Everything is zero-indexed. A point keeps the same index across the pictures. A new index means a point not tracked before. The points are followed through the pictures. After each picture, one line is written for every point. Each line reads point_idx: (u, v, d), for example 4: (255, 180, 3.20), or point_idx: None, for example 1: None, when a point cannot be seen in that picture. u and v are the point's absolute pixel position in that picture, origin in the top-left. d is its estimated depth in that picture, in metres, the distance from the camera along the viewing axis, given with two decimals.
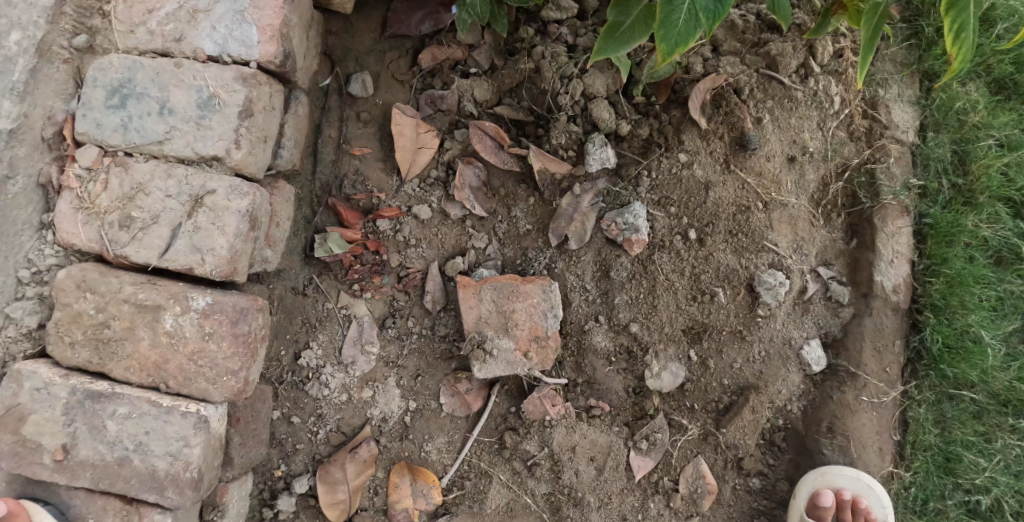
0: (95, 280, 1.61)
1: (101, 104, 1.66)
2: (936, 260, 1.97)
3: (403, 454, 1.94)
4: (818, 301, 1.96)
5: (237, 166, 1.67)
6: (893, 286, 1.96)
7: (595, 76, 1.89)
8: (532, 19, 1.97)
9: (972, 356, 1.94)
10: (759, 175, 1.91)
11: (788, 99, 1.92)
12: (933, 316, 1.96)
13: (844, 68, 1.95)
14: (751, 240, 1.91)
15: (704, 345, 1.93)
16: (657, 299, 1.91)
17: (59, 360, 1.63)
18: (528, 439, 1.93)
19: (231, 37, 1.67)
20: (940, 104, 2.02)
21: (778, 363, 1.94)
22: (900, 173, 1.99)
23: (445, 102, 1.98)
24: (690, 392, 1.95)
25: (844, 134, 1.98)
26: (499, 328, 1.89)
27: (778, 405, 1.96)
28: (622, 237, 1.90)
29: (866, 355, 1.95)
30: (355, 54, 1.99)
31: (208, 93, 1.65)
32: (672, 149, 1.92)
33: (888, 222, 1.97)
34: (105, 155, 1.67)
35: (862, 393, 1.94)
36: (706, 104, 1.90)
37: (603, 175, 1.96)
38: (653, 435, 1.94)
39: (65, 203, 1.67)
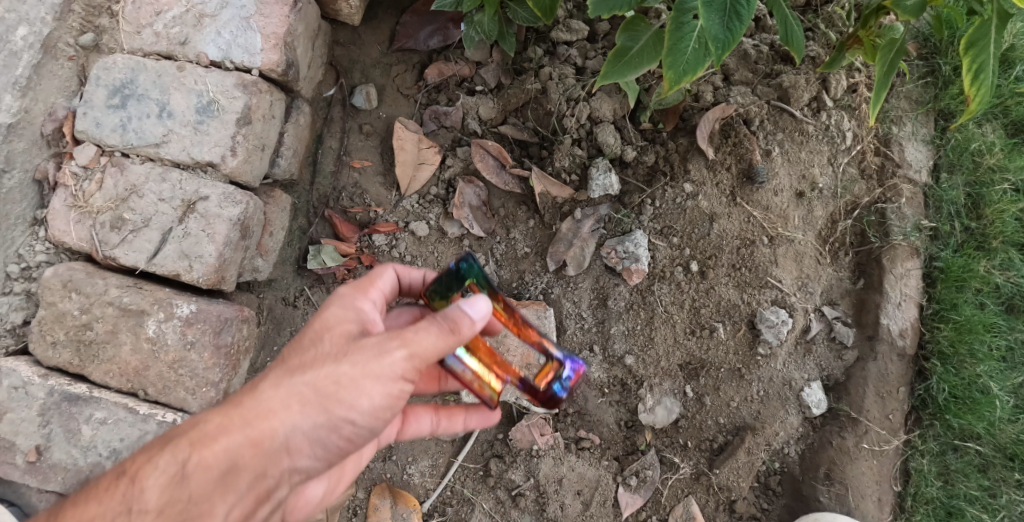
0: (81, 280, 1.59)
1: (103, 104, 1.64)
2: (945, 305, 1.90)
3: (384, 476, 1.90)
4: (820, 342, 1.91)
5: (231, 174, 1.66)
6: (900, 329, 1.89)
7: (602, 100, 1.86)
8: (541, 39, 1.94)
9: (981, 407, 1.85)
10: (766, 209, 1.86)
11: (799, 132, 1.88)
12: (940, 364, 1.89)
13: (858, 104, 1.90)
14: (754, 275, 1.86)
15: (701, 381, 1.88)
16: (654, 331, 1.86)
17: (40, 359, 1.60)
18: (513, 468, 1.88)
19: (235, 43, 1.67)
20: (955, 144, 1.96)
21: (776, 403, 1.88)
22: (912, 214, 1.92)
23: (449, 118, 1.96)
24: (684, 429, 1.88)
25: (855, 171, 1.93)
26: (489, 352, 1.85)
27: (775, 447, 1.90)
28: (621, 266, 1.86)
29: (869, 400, 1.88)
30: (361, 65, 1.98)
31: (208, 98, 1.64)
32: (677, 178, 1.87)
33: (897, 263, 1.91)
34: (103, 155, 1.66)
35: (862, 439, 1.87)
36: (714, 134, 1.86)
37: (605, 201, 1.92)
38: (642, 472, 1.87)
39: (59, 200, 1.65)
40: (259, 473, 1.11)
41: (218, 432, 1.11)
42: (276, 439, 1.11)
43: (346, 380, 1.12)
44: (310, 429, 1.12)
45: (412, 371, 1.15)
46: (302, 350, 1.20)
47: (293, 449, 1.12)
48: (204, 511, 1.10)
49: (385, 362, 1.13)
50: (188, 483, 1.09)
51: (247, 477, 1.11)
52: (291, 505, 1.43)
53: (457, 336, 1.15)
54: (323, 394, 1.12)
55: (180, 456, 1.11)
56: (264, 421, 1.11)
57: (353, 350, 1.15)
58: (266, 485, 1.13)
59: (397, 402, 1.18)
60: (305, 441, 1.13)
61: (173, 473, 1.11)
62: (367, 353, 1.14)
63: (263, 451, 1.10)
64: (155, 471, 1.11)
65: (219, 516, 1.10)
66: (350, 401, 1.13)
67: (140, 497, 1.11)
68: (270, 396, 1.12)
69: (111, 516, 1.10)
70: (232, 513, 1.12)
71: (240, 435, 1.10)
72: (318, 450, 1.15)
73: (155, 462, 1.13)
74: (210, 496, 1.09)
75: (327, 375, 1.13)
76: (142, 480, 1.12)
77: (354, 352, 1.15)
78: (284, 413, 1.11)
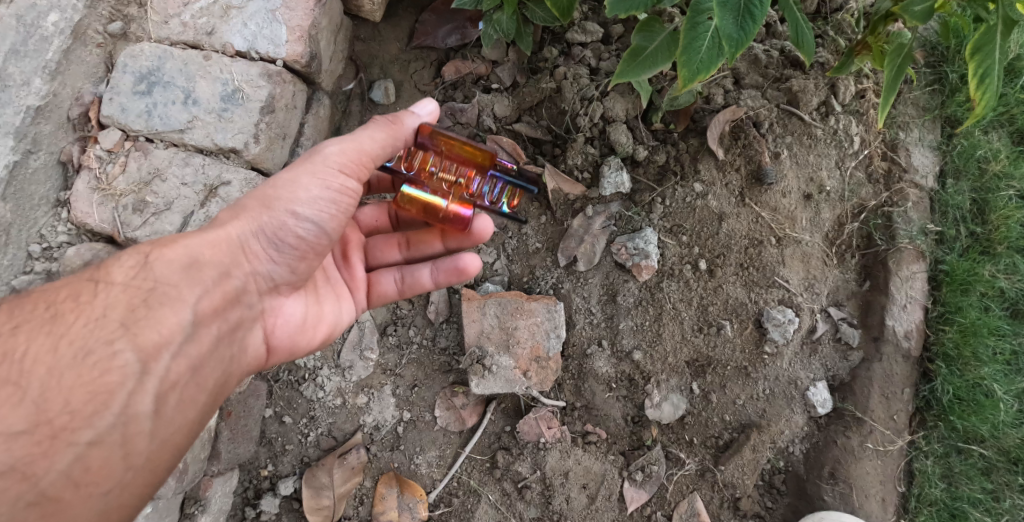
0: (104, 261, 1.63)
1: (129, 90, 1.68)
2: (951, 308, 1.93)
3: (391, 465, 1.91)
4: (826, 342, 1.94)
5: (253, 160, 1.70)
6: (905, 331, 1.93)
7: (616, 99, 1.89)
8: (557, 39, 1.98)
9: (984, 410, 1.89)
10: (774, 210, 1.90)
11: (807, 136, 1.92)
12: (945, 366, 1.92)
13: (865, 109, 1.95)
14: (762, 274, 1.89)
15: (707, 378, 1.90)
16: (662, 327, 1.89)
17: None
18: (520, 461, 1.90)
19: (261, 34, 1.72)
20: (960, 151, 2.01)
21: (782, 402, 1.91)
22: (917, 218, 1.96)
23: (465, 115, 1.99)
24: (690, 426, 1.90)
25: (862, 175, 1.97)
26: (500, 344, 1.88)
27: (780, 446, 1.92)
28: (631, 263, 1.88)
29: (874, 400, 1.90)
30: (380, 61, 2.04)
31: (233, 87, 1.69)
32: (688, 178, 1.90)
33: (902, 266, 1.94)
34: (127, 140, 1.68)
35: (867, 439, 1.89)
36: (724, 136, 1.89)
37: (616, 199, 1.95)
38: (648, 467, 1.89)
39: (82, 182, 1.68)
40: (223, 269, 1.31)
41: (179, 236, 1.31)
42: (232, 240, 1.31)
43: (284, 181, 1.31)
44: (257, 229, 1.32)
45: (349, 162, 1.33)
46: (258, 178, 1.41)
47: (250, 250, 1.34)
48: (169, 291, 1.25)
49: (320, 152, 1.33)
50: (154, 266, 1.26)
51: (212, 273, 1.30)
52: (279, 330, 1.49)
53: (396, 136, 1.39)
54: (266, 197, 1.31)
55: (144, 249, 1.28)
56: (217, 226, 1.32)
57: (291, 166, 1.36)
58: (231, 284, 1.33)
59: (341, 198, 1.33)
60: (260, 246, 1.34)
61: (137, 261, 1.26)
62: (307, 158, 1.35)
63: (223, 248, 1.30)
64: (121, 259, 1.27)
65: (187, 299, 1.26)
66: (291, 199, 1.30)
67: (106, 275, 1.26)
68: (225, 215, 1.33)
69: (83, 284, 1.25)
70: (200, 302, 1.28)
71: (199, 237, 1.30)
72: (275, 253, 1.36)
73: (126, 251, 1.30)
74: (178, 281, 1.26)
75: (268, 183, 1.34)
76: (110, 264, 1.27)
77: (295, 160, 1.35)
78: (234, 221, 1.32)
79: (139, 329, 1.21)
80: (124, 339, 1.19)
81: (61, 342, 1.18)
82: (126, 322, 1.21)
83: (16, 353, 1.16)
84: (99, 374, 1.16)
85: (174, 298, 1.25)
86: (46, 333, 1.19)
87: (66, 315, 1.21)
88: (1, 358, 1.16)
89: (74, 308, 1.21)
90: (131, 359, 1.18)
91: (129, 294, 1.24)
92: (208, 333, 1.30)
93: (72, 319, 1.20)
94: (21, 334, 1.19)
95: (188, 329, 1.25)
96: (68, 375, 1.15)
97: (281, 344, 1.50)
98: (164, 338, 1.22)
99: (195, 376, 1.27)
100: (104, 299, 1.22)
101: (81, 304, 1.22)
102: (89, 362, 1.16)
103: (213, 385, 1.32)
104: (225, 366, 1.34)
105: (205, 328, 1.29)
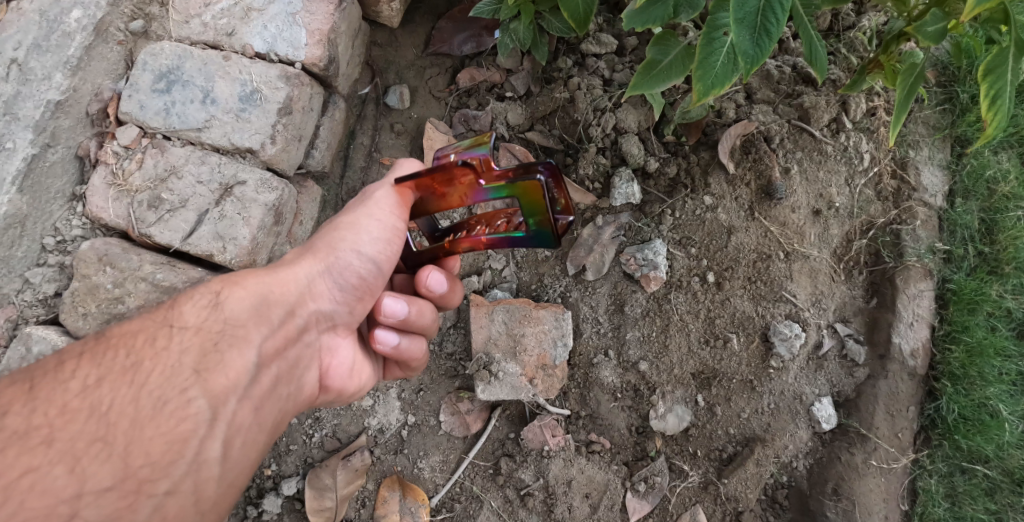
0: (116, 255, 1.64)
1: (148, 88, 1.70)
2: (957, 327, 1.94)
3: (394, 468, 1.91)
4: (832, 358, 1.95)
5: (269, 161, 1.72)
6: (911, 349, 1.94)
7: (628, 111, 1.91)
8: (572, 50, 2.00)
9: (989, 430, 1.89)
10: (783, 225, 1.91)
11: (818, 152, 1.94)
12: (951, 385, 1.92)
13: (876, 127, 1.97)
14: (769, 288, 1.90)
15: (713, 391, 1.90)
16: (669, 339, 1.90)
17: (70, 329, 1.64)
18: (523, 468, 1.90)
19: (281, 36, 1.74)
20: (970, 171, 2.02)
21: (787, 416, 1.91)
22: (926, 236, 1.97)
23: (478, 122, 2.02)
24: (694, 438, 1.90)
25: (871, 193, 1.98)
26: (507, 351, 1.89)
27: (783, 460, 1.92)
28: (640, 273, 1.90)
29: (878, 417, 1.91)
30: (396, 67, 2.07)
31: (252, 87, 1.70)
32: (698, 191, 1.92)
33: (910, 284, 1.95)
34: (145, 137, 1.70)
35: (871, 456, 1.90)
36: (735, 150, 1.91)
37: (626, 209, 1.96)
38: (651, 478, 1.89)
39: (99, 177, 1.69)
40: (289, 309, 1.31)
41: (246, 278, 1.30)
42: (298, 280, 1.32)
43: (346, 222, 1.34)
44: (320, 271, 1.33)
45: (399, 205, 1.35)
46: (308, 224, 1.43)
47: (314, 289, 1.34)
48: (240, 333, 1.24)
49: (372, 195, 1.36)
50: (223, 309, 1.25)
51: (278, 313, 1.30)
52: (331, 369, 1.48)
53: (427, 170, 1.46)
54: (330, 238, 1.34)
55: (214, 288, 1.27)
56: (281, 268, 1.32)
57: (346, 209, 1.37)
58: (295, 322, 1.33)
59: (392, 241, 1.35)
60: (323, 284, 1.35)
61: (209, 300, 1.26)
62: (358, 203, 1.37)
63: (289, 287, 1.31)
64: (191, 301, 1.25)
65: (256, 340, 1.25)
66: (352, 241, 1.33)
67: (179, 317, 1.23)
68: (291, 257, 1.36)
69: (153, 329, 1.21)
70: (268, 343, 1.27)
71: (268, 277, 1.30)
72: (336, 291, 1.37)
73: (191, 293, 1.28)
74: (248, 322, 1.25)
75: (330, 226, 1.36)
76: (180, 306, 1.25)
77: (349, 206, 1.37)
78: (299, 263, 1.32)
79: (213, 374, 1.18)
80: (198, 385, 1.16)
81: (141, 391, 1.13)
82: (200, 367, 1.18)
83: (100, 403, 1.10)
84: (176, 421, 1.12)
85: (245, 340, 1.24)
86: (127, 381, 1.13)
87: (143, 361, 1.16)
88: (84, 410, 1.09)
89: (149, 353, 1.17)
90: (204, 405, 1.15)
91: (201, 337, 1.21)
92: (273, 373, 1.28)
93: (149, 365, 1.16)
94: (101, 383, 1.12)
95: (255, 371, 1.23)
96: (149, 423, 1.10)
97: (333, 382, 1.49)
98: (235, 382, 1.20)
99: (260, 418, 1.25)
100: (178, 342, 1.19)
101: (156, 349, 1.18)
102: (167, 411, 1.12)
103: (273, 428, 1.29)
104: (285, 407, 1.33)
105: (272, 369, 1.27)
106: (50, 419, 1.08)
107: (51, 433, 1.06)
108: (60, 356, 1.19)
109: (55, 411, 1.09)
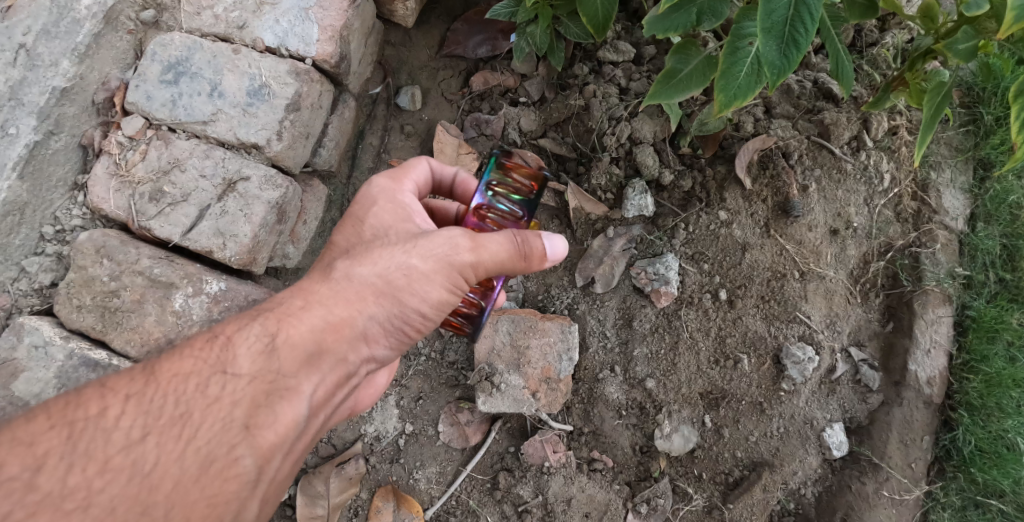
0: (114, 247, 1.60)
1: (156, 78, 1.66)
2: (975, 356, 1.88)
3: (390, 478, 1.86)
4: (845, 383, 1.89)
5: (275, 158, 1.68)
6: (927, 377, 1.88)
7: (644, 121, 1.87)
8: (588, 57, 1.96)
9: (1007, 464, 1.81)
10: (799, 244, 1.85)
11: (837, 170, 1.89)
12: (967, 415, 1.87)
13: (897, 146, 1.91)
14: (783, 308, 1.84)
15: (721, 412, 1.84)
16: (678, 357, 1.84)
17: (63, 321, 1.60)
18: (522, 483, 1.84)
19: (292, 31, 1.70)
20: (993, 195, 1.96)
21: (796, 442, 1.85)
22: (945, 260, 1.92)
23: (490, 126, 1.98)
24: (699, 460, 1.84)
25: (891, 213, 1.93)
26: (510, 362, 1.84)
27: (791, 487, 1.86)
28: (650, 288, 1.85)
29: (891, 446, 1.85)
30: (409, 68, 2.04)
31: (260, 82, 1.67)
32: (713, 205, 1.86)
33: (928, 309, 1.89)
34: (150, 128, 1.66)
35: (882, 486, 1.83)
36: (752, 164, 1.85)
37: (639, 221, 1.91)
38: (654, 500, 1.83)
39: (102, 167, 1.66)
40: (342, 355, 1.25)
41: (303, 318, 1.24)
42: (355, 326, 1.25)
43: (419, 274, 1.25)
44: (383, 316, 1.27)
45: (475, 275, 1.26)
46: (369, 245, 1.31)
47: (370, 336, 1.28)
48: (292, 384, 1.20)
49: (457, 258, 1.24)
50: (280, 355, 1.20)
51: (331, 360, 1.25)
52: (363, 393, 1.58)
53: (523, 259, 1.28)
54: (395, 285, 1.25)
55: (270, 329, 1.23)
56: (344, 310, 1.25)
57: (421, 249, 1.26)
58: (347, 370, 1.28)
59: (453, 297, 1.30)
60: (381, 332, 1.29)
61: (263, 344, 1.21)
62: (440, 249, 1.25)
63: (346, 333, 1.25)
64: (245, 342, 1.22)
65: (307, 391, 1.21)
66: (419, 290, 1.25)
67: (231, 360, 1.20)
68: (346, 292, 1.26)
69: (206, 373, 1.19)
70: (319, 390, 1.23)
71: (324, 321, 1.24)
72: (391, 339, 1.32)
73: (245, 330, 1.24)
74: (300, 371, 1.21)
75: (396, 268, 1.26)
76: (234, 345, 1.22)
77: (426, 247, 1.25)
78: (362, 306, 1.25)
79: (261, 429, 1.16)
80: (246, 442, 1.14)
81: (189, 447, 1.11)
82: (250, 422, 1.15)
83: (144, 461, 1.09)
84: (222, 482, 1.11)
85: (296, 392, 1.20)
86: (176, 435, 1.12)
87: (193, 411, 1.15)
88: (126, 469, 1.08)
89: (200, 403, 1.15)
90: (251, 464, 1.14)
91: (253, 387, 1.18)
92: (317, 420, 1.26)
93: (199, 417, 1.14)
94: (147, 437, 1.11)
95: (305, 423, 1.21)
96: (194, 485, 1.09)
97: (361, 402, 1.57)
98: (283, 437, 1.18)
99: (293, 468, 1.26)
100: (231, 392, 1.17)
101: (208, 399, 1.16)
102: (213, 471, 1.11)
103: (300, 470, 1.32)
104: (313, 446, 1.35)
105: (319, 417, 1.26)
106: (89, 478, 1.07)
107: (88, 497, 1.05)
108: (104, 388, 1.19)
109: (94, 468, 1.08)
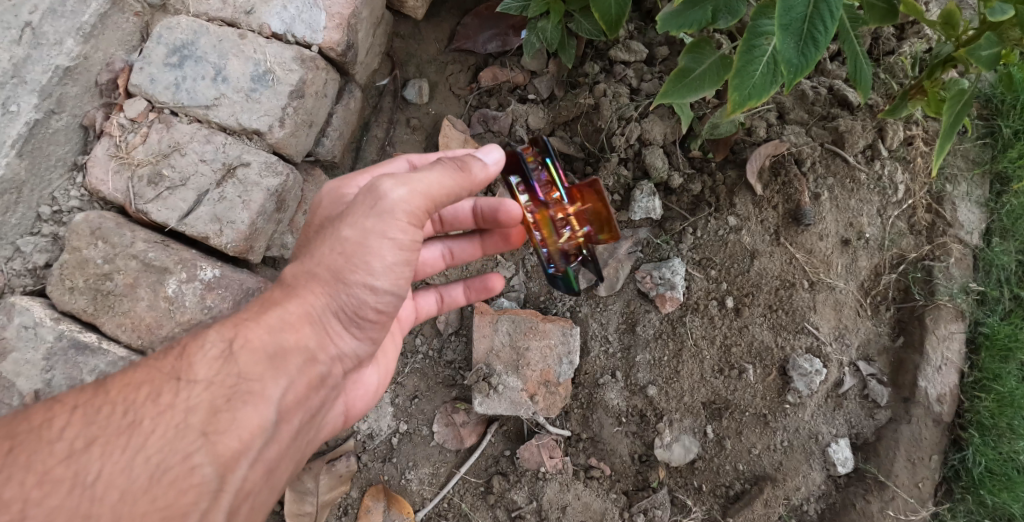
0: (110, 230, 1.57)
1: (160, 61, 1.63)
2: (987, 374, 1.83)
3: (381, 477, 1.82)
4: (852, 398, 1.84)
5: (276, 145, 1.66)
6: (937, 394, 1.82)
7: (654, 122, 1.83)
8: (599, 56, 1.92)
9: (1016, 487, 1.77)
10: (809, 253, 1.80)
11: (851, 179, 1.83)
12: (979, 435, 1.81)
13: (912, 157, 1.86)
14: (790, 318, 1.79)
15: (723, 422, 1.79)
16: (681, 365, 1.79)
17: (55, 302, 1.57)
18: (516, 488, 1.80)
19: (299, 18, 1.67)
20: (1010, 210, 1.91)
21: (800, 457, 1.79)
22: (959, 275, 1.87)
23: (497, 123, 1.96)
24: (699, 471, 1.79)
25: (904, 225, 1.88)
26: (509, 364, 1.79)
27: (794, 503, 1.80)
28: (655, 292, 1.81)
29: (898, 464, 1.80)
30: (417, 61, 2.02)
31: (265, 67, 1.64)
32: (722, 210, 1.82)
33: (940, 324, 1.84)
34: (152, 111, 1.64)
35: (888, 506, 1.78)
36: (763, 170, 1.81)
37: (645, 225, 1.87)
38: (650, 511, 1.78)
39: (102, 148, 1.63)
40: (309, 356, 1.21)
41: (258, 320, 1.20)
42: (314, 321, 1.21)
43: (354, 243, 1.17)
44: (332, 301, 1.20)
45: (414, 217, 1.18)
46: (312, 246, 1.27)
47: (332, 330, 1.23)
48: (256, 388, 1.15)
49: (387, 209, 1.16)
50: (238, 359, 1.16)
51: (298, 360, 1.20)
52: (351, 397, 1.50)
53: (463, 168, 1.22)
54: (336, 267, 1.18)
55: (229, 333, 1.19)
56: (295, 305, 1.20)
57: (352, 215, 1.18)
58: (318, 371, 1.23)
59: (412, 257, 1.20)
60: (342, 325, 1.24)
61: (221, 350, 1.18)
62: (369, 207, 1.17)
63: (306, 330, 1.20)
64: (202, 350, 1.18)
65: (273, 395, 1.17)
66: (364, 262, 1.17)
67: (188, 368, 1.16)
68: (300, 292, 1.21)
69: (159, 381, 1.15)
70: (289, 395, 1.19)
71: (282, 320, 1.20)
72: (355, 329, 1.26)
73: (203, 338, 1.20)
74: (264, 374, 1.17)
75: (333, 249, 1.19)
76: (190, 354, 1.18)
77: (352, 215, 1.17)
78: (310, 298, 1.20)
79: (221, 437, 1.11)
80: (204, 450, 1.09)
81: (137, 456, 1.07)
82: (208, 429, 1.11)
83: (86, 471, 1.06)
84: (176, 493, 1.06)
85: (261, 397, 1.15)
86: (120, 444, 1.08)
87: (143, 419, 1.11)
88: (67, 480, 1.05)
89: (151, 411, 1.11)
90: (211, 473, 1.09)
91: (210, 393, 1.14)
92: (290, 426, 1.21)
93: (148, 425, 1.10)
94: (91, 446, 1.08)
95: (272, 428, 1.17)
96: (144, 497, 1.05)
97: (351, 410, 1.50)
98: (246, 443, 1.13)
99: (268, 477, 1.21)
100: (185, 399, 1.13)
101: (159, 406, 1.12)
102: (166, 480, 1.07)
103: (290, 472, 1.28)
104: (303, 451, 1.30)
105: (292, 422, 1.20)
106: (27, 490, 1.04)
107: (24, 509, 1.02)
108: (54, 401, 1.17)
109: (34, 480, 1.05)
